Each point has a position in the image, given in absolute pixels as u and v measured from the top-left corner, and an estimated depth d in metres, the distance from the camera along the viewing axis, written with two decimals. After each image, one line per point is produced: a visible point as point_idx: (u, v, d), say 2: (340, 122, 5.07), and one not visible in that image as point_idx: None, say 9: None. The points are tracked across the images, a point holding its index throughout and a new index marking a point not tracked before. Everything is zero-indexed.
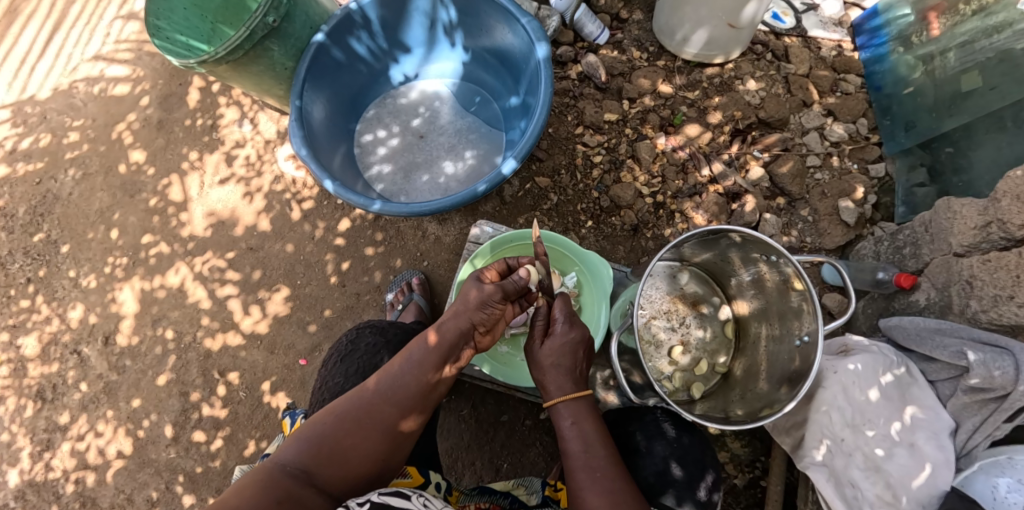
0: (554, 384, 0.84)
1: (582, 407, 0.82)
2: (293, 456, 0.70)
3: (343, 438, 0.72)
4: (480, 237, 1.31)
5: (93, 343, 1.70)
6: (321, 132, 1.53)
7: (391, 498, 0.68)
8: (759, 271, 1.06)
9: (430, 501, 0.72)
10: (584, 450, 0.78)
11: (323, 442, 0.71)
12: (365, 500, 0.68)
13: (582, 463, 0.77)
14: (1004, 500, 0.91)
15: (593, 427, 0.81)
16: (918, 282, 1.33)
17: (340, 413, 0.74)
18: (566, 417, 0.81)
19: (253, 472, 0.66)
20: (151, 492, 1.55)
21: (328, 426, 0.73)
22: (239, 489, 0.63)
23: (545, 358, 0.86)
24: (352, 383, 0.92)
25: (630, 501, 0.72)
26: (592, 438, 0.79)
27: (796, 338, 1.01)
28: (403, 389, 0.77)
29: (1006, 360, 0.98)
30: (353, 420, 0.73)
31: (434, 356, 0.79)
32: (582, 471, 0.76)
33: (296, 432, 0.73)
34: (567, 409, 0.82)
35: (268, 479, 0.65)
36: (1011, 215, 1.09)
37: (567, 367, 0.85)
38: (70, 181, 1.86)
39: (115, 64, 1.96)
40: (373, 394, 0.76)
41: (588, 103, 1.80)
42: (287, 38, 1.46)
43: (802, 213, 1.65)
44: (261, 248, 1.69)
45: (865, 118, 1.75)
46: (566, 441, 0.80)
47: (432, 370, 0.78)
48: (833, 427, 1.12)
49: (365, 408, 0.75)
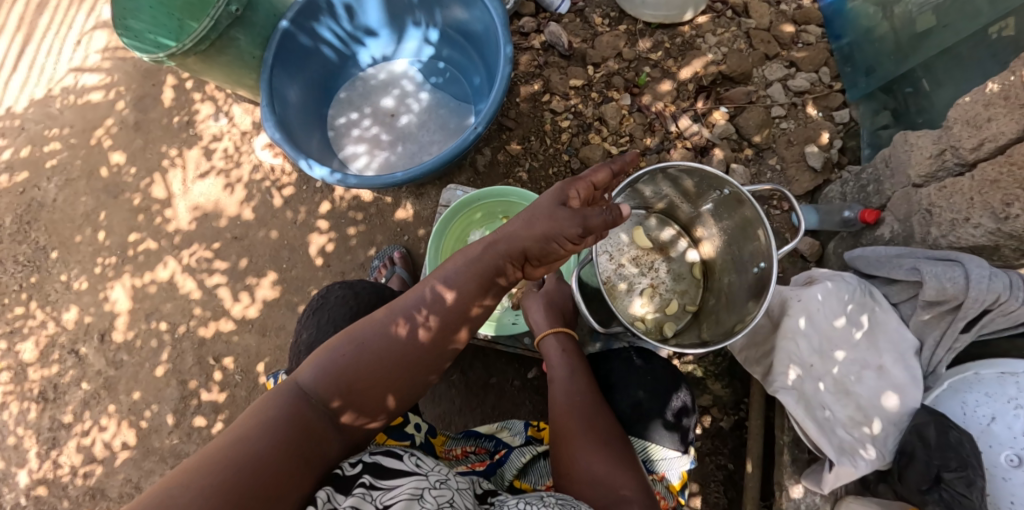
0: (543, 323, 1.00)
1: (567, 343, 0.97)
2: (314, 383, 0.66)
3: (361, 369, 0.68)
4: (451, 200, 1.35)
5: (89, 341, 1.73)
6: (296, 116, 1.57)
7: (383, 458, 0.65)
8: (717, 202, 1.11)
9: (423, 461, 0.68)
10: (568, 376, 0.90)
11: (343, 373, 0.67)
12: (358, 460, 0.65)
13: (566, 386, 0.89)
14: (974, 414, 1.03)
15: (577, 360, 0.94)
16: (882, 216, 1.39)
17: (361, 340, 0.69)
18: (556, 349, 0.95)
19: (270, 396, 0.64)
20: (157, 478, 1.58)
21: (351, 353, 0.68)
22: (247, 420, 0.61)
23: (538, 303, 1.04)
24: (324, 333, 0.96)
25: (604, 425, 0.83)
26: (576, 370, 0.92)
27: (756, 265, 1.05)
28: (428, 317, 0.71)
29: (957, 271, 1.02)
30: (378, 352, 0.68)
31: (467, 289, 0.73)
32: (565, 392, 0.88)
33: (312, 357, 0.69)
34: (554, 342, 0.96)
35: (288, 415, 0.63)
36: (963, 140, 1.13)
37: (555, 312, 1.02)
38: (54, 188, 1.89)
39: (88, 73, 1.99)
40: (400, 326, 0.71)
41: (554, 71, 1.84)
42: (252, 26, 1.49)
43: (769, 162, 1.71)
44: (245, 236, 1.73)
45: (827, 67, 1.80)
46: (553, 370, 0.93)
47: (468, 301, 0.74)
48: (801, 353, 1.18)
49: (393, 340, 0.70)
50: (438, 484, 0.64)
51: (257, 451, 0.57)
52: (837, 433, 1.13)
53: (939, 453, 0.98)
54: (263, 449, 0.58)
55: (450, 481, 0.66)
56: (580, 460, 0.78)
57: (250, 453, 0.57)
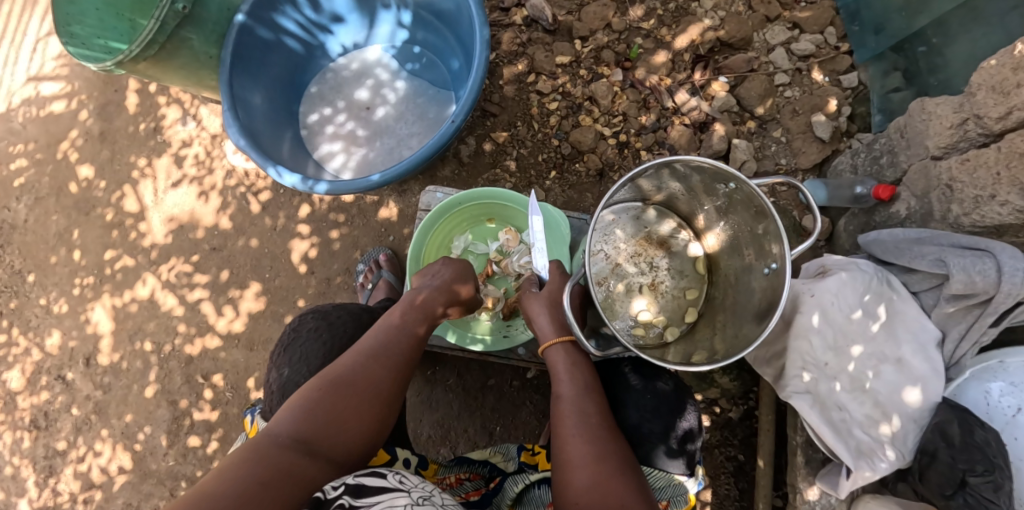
0: (549, 331, 0.94)
1: (576, 357, 0.92)
2: (290, 424, 0.69)
3: (336, 400, 0.73)
4: (431, 203, 1.26)
5: (75, 366, 1.69)
6: (262, 119, 1.47)
7: (365, 478, 0.62)
8: (722, 198, 1.02)
9: (408, 479, 0.66)
10: (575, 393, 0.86)
11: (320, 406, 0.71)
12: (341, 482, 0.63)
13: (571, 403, 0.84)
14: (998, 405, 0.96)
15: (586, 376, 0.89)
16: (897, 192, 1.28)
17: (333, 379, 0.75)
18: (565, 362, 0.91)
19: (247, 445, 0.64)
20: (157, 501, 1.56)
21: (320, 389, 0.73)
22: (228, 466, 0.60)
23: (545, 303, 0.98)
24: (296, 378, 0.89)
25: (612, 448, 0.78)
26: (585, 388, 0.87)
27: (767, 266, 0.98)
28: (386, 347, 0.83)
29: (987, 262, 0.95)
30: (349, 383, 0.75)
31: (411, 323, 0.88)
32: (573, 408, 0.83)
33: (285, 407, 0.72)
34: (563, 354, 0.92)
35: (261, 453, 0.63)
36: (987, 109, 1.03)
37: (561, 318, 0.96)
38: (24, 208, 1.81)
39: (47, 82, 1.87)
40: (362, 356, 0.80)
41: (538, 48, 1.71)
42: (204, 23, 1.37)
43: (774, 134, 1.59)
44: (224, 247, 1.65)
45: (834, 26, 1.64)
46: (561, 385, 0.88)
47: (416, 326, 0.88)
48: (815, 353, 1.11)
49: (356, 368, 0.78)
50: (421, 500, 0.60)
51: (238, 484, 0.57)
52: (854, 434, 1.06)
53: (965, 454, 0.92)
54: (245, 481, 0.58)
55: (434, 497, 0.63)
56: (579, 484, 0.73)
57: (231, 487, 0.56)
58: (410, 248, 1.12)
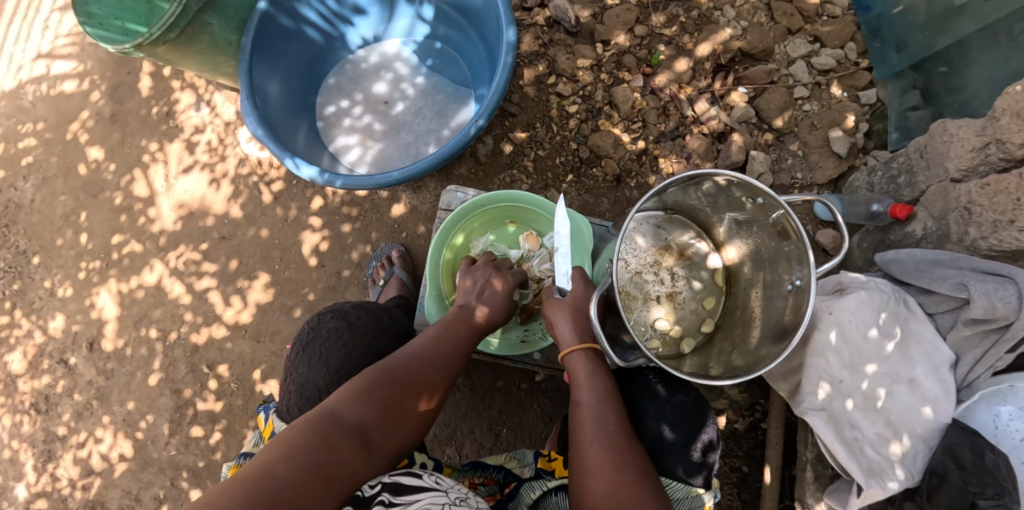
0: (568, 336, 0.92)
1: (596, 364, 0.90)
2: (349, 407, 0.69)
3: (391, 396, 0.73)
4: (452, 203, 1.26)
5: (78, 350, 1.66)
6: (279, 110, 1.45)
7: (402, 477, 0.68)
8: (747, 212, 1.02)
9: (441, 480, 0.72)
10: (595, 401, 0.85)
11: (375, 400, 0.71)
12: (376, 480, 0.67)
13: (591, 412, 0.83)
14: (1007, 428, 0.92)
15: (605, 384, 0.88)
16: (914, 212, 1.29)
17: (390, 373, 0.76)
18: (584, 369, 0.89)
19: (307, 421, 0.65)
20: (157, 490, 1.55)
21: (379, 382, 0.74)
22: (289, 443, 0.61)
23: (566, 310, 0.94)
24: (315, 377, 0.89)
25: (632, 456, 0.77)
26: (604, 395, 0.86)
27: (788, 284, 0.98)
28: (440, 355, 0.84)
29: (1009, 289, 0.96)
30: (402, 382, 0.76)
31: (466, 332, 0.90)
32: (592, 417, 0.82)
33: (344, 391, 0.72)
34: (583, 359, 0.90)
35: (319, 434, 0.64)
36: (1011, 134, 1.03)
37: (584, 323, 0.94)
38: (30, 188, 1.78)
39: (58, 60, 1.84)
40: (417, 358, 0.81)
41: (559, 49, 1.70)
42: (226, 9, 1.34)
43: (791, 147, 1.59)
44: (234, 236, 1.64)
45: (854, 42, 1.64)
46: (580, 392, 0.87)
47: (468, 331, 0.90)
48: (831, 370, 1.12)
49: (411, 369, 0.79)
50: (458, 500, 0.67)
51: (297, 466, 0.58)
52: (865, 452, 1.07)
53: (975, 477, 0.91)
54: (303, 464, 0.59)
55: (468, 499, 0.69)
56: (597, 492, 0.73)
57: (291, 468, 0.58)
58: (432, 242, 1.12)
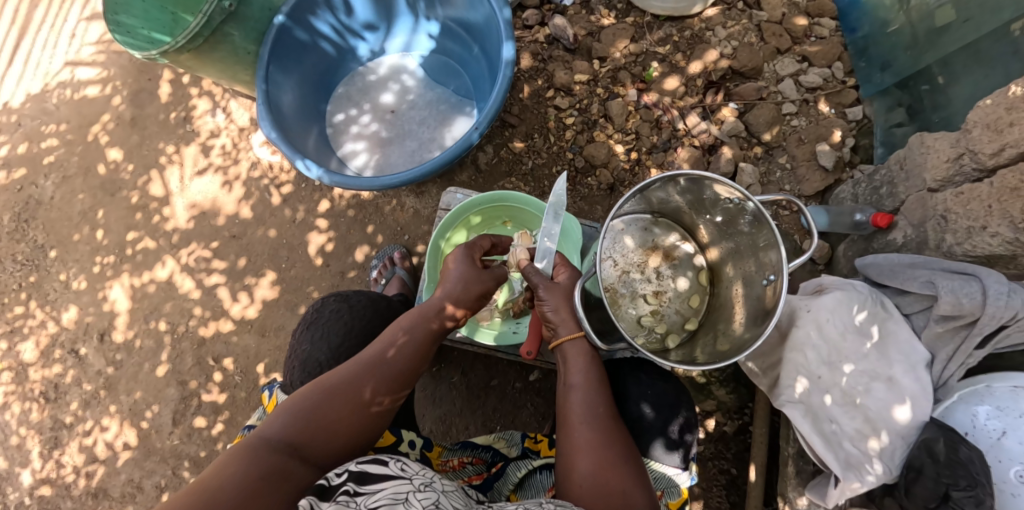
0: (560, 324, 0.93)
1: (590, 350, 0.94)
2: (282, 423, 0.72)
3: (329, 407, 0.75)
4: (451, 204, 1.32)
5: (89, 341, 1.72)
6: (292, 117, 1.53)
7: (368, 466, 0.62)
8: (726, 211, 1.07)
9: (411, 466, 0.64)
10: (585, 385, 0.88)
11: (313, 413, 0.74)
12: (343, 469, 0.63)
13: (581, 395, 0.87)
14: (983, 427, 0.96)
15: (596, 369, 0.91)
16: (895, 221, 1.34)
17: (330, 384, 0.77)
18: (576, 355, 0.92)
19: (239, 445, 0.69)
20: (159, 478, 1.59)
21: (316, 396, 0.75)
22: (219, 466, 0.65)
23: (559, 298, 0.94)
24: (318, 351, 0.94)
25: (616, 439, 0.82)
26: (594, 380, 0.89)
27: (765, 278, 1.03)
28: (391, 356, 0.83)
29: (974, 286, 1.01)
30: (343, 390, 0.77)
31: (429, 328, 0.89)
32: (581, 400, 0.86)
33: (282, 407, 0.75)
34: (579, 346, 0.93)
35: (249, 455, 0.67)
36: (981, 145, 1.09)
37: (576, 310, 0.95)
38: (50, 185, 1.87)
39: (83, 67, 1.94)
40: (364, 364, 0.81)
41: (557, 65, 1.79)
42: (246, 21, 1.44)
43: (780, 160, 1.66)
44: (244, 235, 1.71)
45: (841, 61, 1.72)
46: (571, 375, 0.90)
47: (430, 326, 0.89)
48: (809, 365, 1.16)
49: (355, 376, 0.80)
50: (424, 486, 0.60)
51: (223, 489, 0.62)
52: (843, 446, 1.11)
53: (948, 469, 0.93)
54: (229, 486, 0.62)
55: (435, 484, 0.62)
56: (583, 469, 0.78)
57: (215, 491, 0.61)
58: (431, 239, 1.17)
